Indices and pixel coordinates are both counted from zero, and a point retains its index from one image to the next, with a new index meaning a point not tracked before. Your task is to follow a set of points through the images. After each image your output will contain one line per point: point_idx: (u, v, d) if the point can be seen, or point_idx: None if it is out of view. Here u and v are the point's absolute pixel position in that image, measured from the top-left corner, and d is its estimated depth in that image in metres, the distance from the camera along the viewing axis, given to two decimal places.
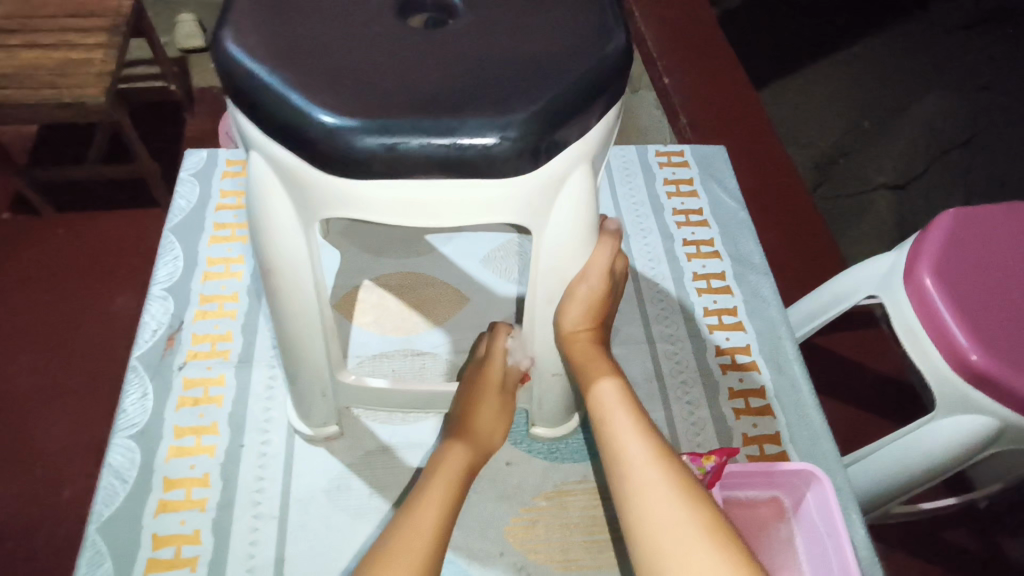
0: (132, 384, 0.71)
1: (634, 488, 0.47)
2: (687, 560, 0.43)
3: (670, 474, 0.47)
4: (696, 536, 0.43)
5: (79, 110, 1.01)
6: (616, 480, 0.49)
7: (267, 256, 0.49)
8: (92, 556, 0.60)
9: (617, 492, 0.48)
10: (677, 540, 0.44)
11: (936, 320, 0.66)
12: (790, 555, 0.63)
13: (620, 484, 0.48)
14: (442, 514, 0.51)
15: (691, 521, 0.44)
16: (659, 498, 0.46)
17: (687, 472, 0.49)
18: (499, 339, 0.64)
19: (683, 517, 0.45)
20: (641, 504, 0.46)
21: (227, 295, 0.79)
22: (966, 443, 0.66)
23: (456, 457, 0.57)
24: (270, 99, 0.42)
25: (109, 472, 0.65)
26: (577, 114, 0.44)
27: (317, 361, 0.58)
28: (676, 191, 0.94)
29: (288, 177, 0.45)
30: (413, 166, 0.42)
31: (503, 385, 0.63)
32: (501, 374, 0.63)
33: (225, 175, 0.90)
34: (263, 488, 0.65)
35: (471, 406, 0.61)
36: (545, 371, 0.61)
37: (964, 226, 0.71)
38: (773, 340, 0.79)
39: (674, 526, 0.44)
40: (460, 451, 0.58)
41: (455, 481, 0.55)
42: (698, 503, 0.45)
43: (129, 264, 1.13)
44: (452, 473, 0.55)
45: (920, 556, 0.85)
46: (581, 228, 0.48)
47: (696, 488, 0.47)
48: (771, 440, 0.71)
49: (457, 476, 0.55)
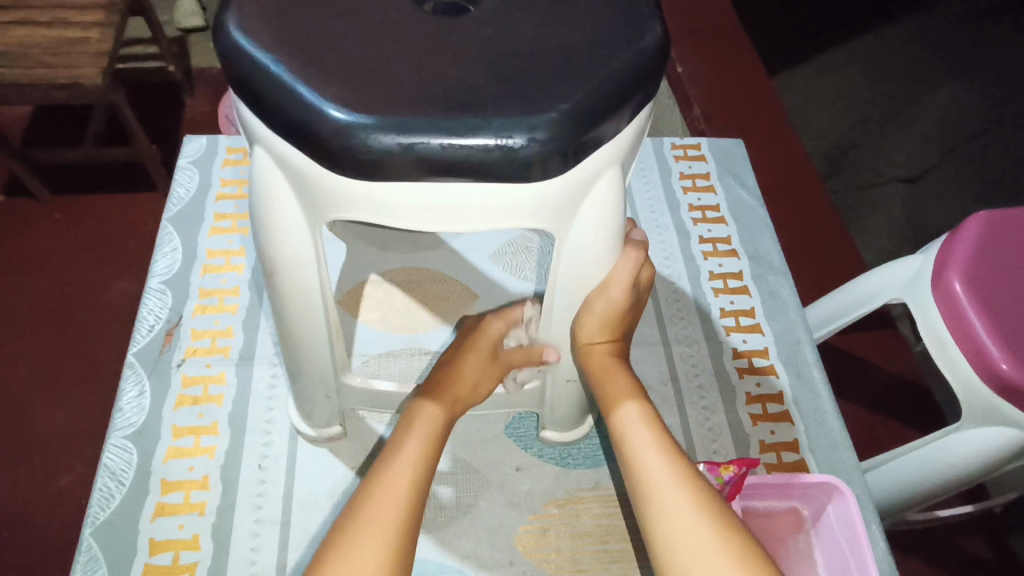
0: (129, 382, 0.68)
1: (657, 511, 0.45)
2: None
3: (696, 495, 0.45)
4: (723, 561, 0.42)
5: (75, 91, 0.98)
6: (637, 501, 0.47)
7: (272, 256, 0.46)
8: (87, 562, 0.58)
9: (638, 513, 0.46)
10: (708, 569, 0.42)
11: (966, 327, 0.63)
12: (809, 568, 0.61)
13: (642, 506, 0.46)
14: (410, 494, 0.47)
15: (719, 546, 0.43)
16: (687, 523, 0.44)
17: (713, 491, 0.46)
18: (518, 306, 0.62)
19: (710, 542, 0.43)
20: (666, 526, 0.44)
21: (228, 290, 0.76)
22: (990, 454, 0.64)
23: (422, 425, 0.51)
24: (276, 92, 0.39)
25: (105, 473, 0.62)
26: (609, 115, 0.41)
27: (321, 364, 0.55)
28: (693, 186, 0.91)
29: (295, 174, 0.42)
30: (430, 167, 0.39)
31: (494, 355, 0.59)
32: (500, 337, 0.60)
33: (224, 163, 0.86)
34: (264, 492, 0.63)
35: (457, 360, 0.58)
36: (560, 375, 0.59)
37: (997, 231, 0.68)
38: (791, 344, 0.76)
39: (703, 552, 0.42)
40: (426, 418, 0.52)
41: (422, 449, 0.50)
42: (726, 528, 0.44)
43: (127, 248, 1.10)
44: (422, 436, 0.51)
45: (936, 563, 0.83)
46: (606, 234, 0.46)
47: (722, 510, 0.45)
48: (790, 447, 0.69)
49: (425, 447, 0.50)
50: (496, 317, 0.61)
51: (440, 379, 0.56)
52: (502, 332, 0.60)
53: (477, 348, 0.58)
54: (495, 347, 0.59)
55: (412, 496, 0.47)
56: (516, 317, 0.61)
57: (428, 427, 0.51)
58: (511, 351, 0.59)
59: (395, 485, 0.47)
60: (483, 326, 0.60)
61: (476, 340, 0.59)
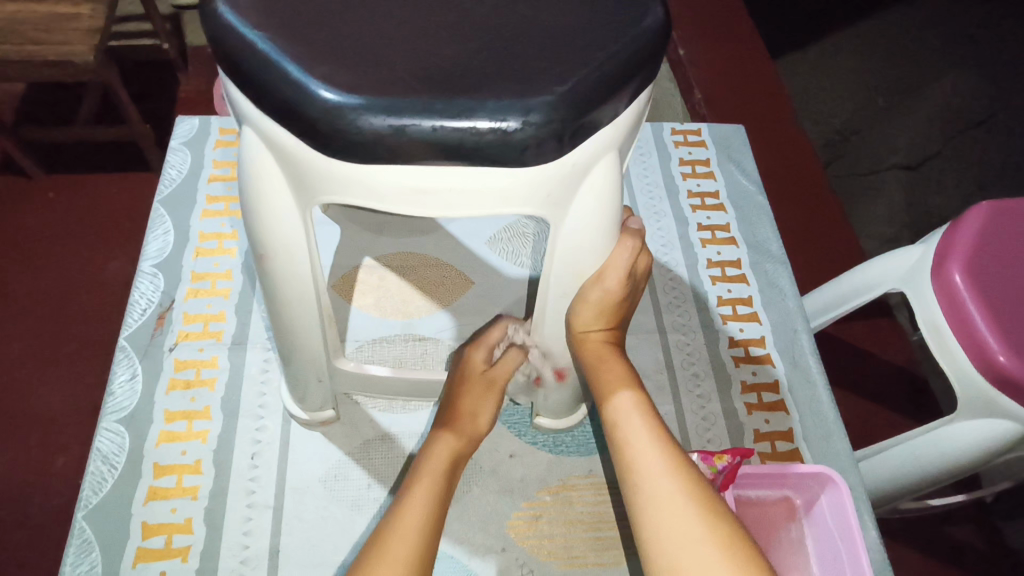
0: (120, 365, 0.68)
1: (647, 501, 0.45)
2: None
3: (687, 486, 0.45)
4: (712, 554, 0.41)
5: (66, 68, 0.96)
6: (629, 491, 0.47)
7: (262, 240, 0.45)
8: (80, 545, 0.58)
9: (629, 504, 0.46)
10: (696, 560, 0.41)
11: (964, 318, 0.63)
12: (800, 557, 0.61)
13: (633, 496, 0.46)
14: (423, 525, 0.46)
15: (709, 537, 0.42)
16: (676, 514, 0.43)
17: (705, 482, 0.46)
18: (492, 329, 0.60)
19: (700, 534, 0.42)
20: (656, 517, 0.44)
21: (221, 273, 0.75)
22: (985, 445, 0.64)
23: (436, 458, 0.52)
24: (265, 71, 0.38)
25: (97, 457, 0.62)
26: (607, 98, 0.40)
27: (313, 348, 0.55)
28: (692, 172, 0.89)
29: (284, 157, 0.41)
30: (422, 149, 0.38)
31: (485, 381, 0.58)
32: (486, 362, 0.59)
33: (217, 144, 0.85)
34: (257, 477, 0.62)
35: (452, 394, 0.57)
36: (545, 365, 0.58)
37: (1000, 220, 0.67)
38: (788, 333, 0.76)
39: (691, 544, 0.42)
40: (439, 452, 0.52)
41: (439, 478, 0.50)
42: (715, 517, 0.43)
43: (122, 229, 1.09)
44: (438, 467, 0.51)
45: (928, 551, 0.83)
46: (601, 221, 0.45)
47: (713, 499, 0.45)
48: (784, 437, 0.69)
49: (438, 478, 0.50)
50: (475, 347, 0.60)
51: (446, 411, 0.56)
52: (486, 357, 0.59)
53: (467, 381, 0.57)
54: (483, 375, 0.58)
55: (427, 526, 0.47)
56: (496, 339, 0.60)
57: (445, 458, 0.52)
58: (501, 370, 0.58)
59: (413, 514, 0.47)
60: (465, 359, 0.59)
61: (463, 375, 0.58)
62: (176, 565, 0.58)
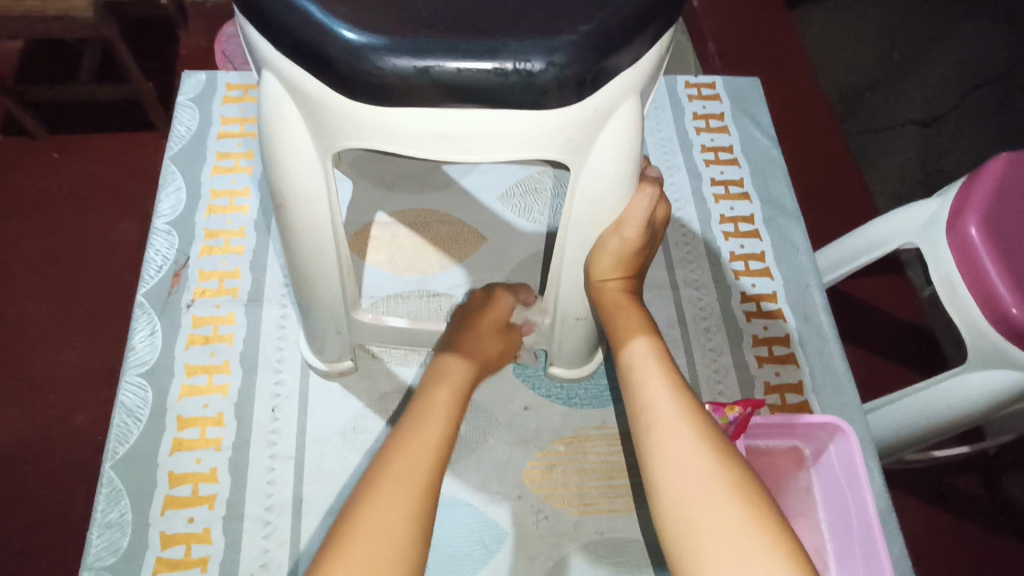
0: (139, 321, 0.69)
1: (658, 439, 0.45)
2: (711, 517, 0.41)
3: (699, 431, 0.45)
4: (721, 489, 0.42)
5: (68, 24, 0.96)
6: (640, 433, 0.47)
7: (282, 189, 0.45)
8: (109, 493, 0.60)
9: (640, 444, 0.47)
10: (704, 505, 0.42)
11: (978, 270, 0.63)
12: (807, 503, 0.63)
13: (644, 437, 0.46)
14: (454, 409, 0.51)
15: (719, 482, 0.42)
16: (687, 457, 0.44)
17: (715, 427, 0.46)
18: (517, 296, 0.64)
19: (709, 474, 0.43)
20: (668, 459, 0.44)
21: (234, 231, 0.75)
22: (995, 397, 0.64)
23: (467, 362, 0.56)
24: (282, 10, 0.37)
25: (121, 410, 0.63)
26: (631, 39, 0.39)
27: (333, 300, 0.55)
28: (706, 126, 0.88)
29: (304, 106, 0.41)
30: (445, 93, 0.38)
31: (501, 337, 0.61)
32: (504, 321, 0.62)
33: (225, 101, 0.84)
34: (278, 428, 0.64)
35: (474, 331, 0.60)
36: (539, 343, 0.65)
37: (1019, 172, 0.67)
38: (800, 288, 0.76)
39: (699, 482, 0.43)
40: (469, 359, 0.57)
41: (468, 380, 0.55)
42: (725, 464, 0.43)
43: (130, 188, 1.09)
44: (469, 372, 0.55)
45: (929, 501, 0.85)
46: (622, 169, 0.44)
47: (723, 446, 0.45)
48: (794, 389, 0.70)
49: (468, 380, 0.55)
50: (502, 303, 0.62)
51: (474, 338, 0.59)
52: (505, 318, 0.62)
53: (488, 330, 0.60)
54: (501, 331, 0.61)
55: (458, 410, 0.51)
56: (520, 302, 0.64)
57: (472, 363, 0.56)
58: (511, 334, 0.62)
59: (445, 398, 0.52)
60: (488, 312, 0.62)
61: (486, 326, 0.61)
62: (203, 512, 0.59)
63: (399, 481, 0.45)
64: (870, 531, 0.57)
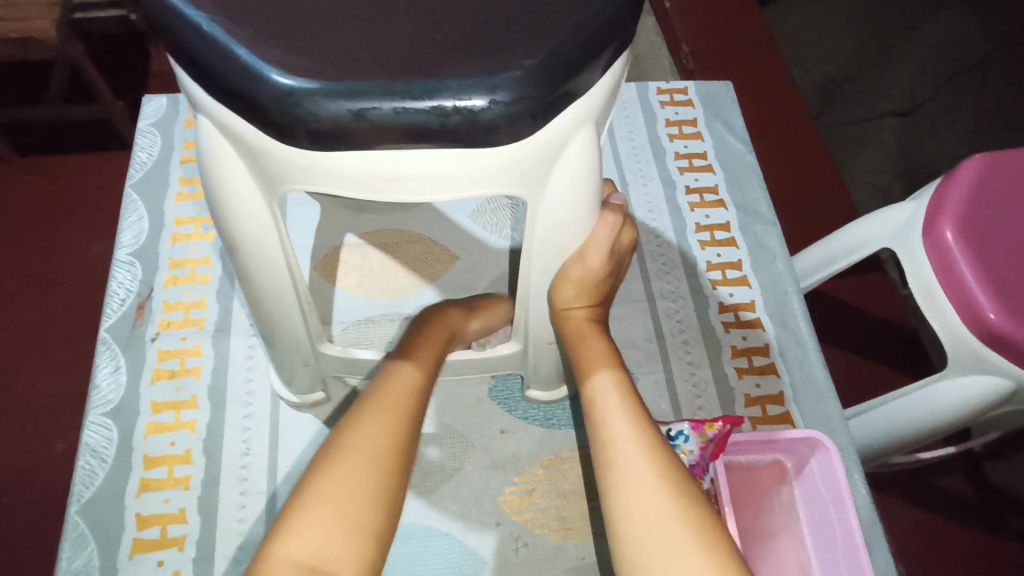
0: (103, 358, 0.67)
1: (620, 481, 0.43)
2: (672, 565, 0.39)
3: (663, 472, 0.43)
4: (677, 530, 0.41)
5: (31, 45, 0.94)
6: (601, 468, 0.45)
7: (231, 230, 0.44)
8: (75, 539, 0.58)
9: (599, 481, 0.45)
10: (666, 556, 0.40)
11: (954, 276, 0.62)
12: (791, 518, 0.62)
13: (605, 473, 0.45)
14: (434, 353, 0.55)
15: (682, 530, 0.41)
16: (649, 502, 0.42)
17: (681, 466, 0.45)
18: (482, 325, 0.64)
19: (671, 521, 0.41)
20: (630, 503, 0.42)
21: (199, 260, 0.74)
22: (976, 402, 0.63)
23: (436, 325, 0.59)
24: (212, 53, 0.36)
25: (86, 451, 0.62)
26: (581, 68, 0.37)
27: (295, 335, 0.54)
28: (679, 133, 0.87)
29: (245, 146, 0.39)
30: (384, 133, 0.36)
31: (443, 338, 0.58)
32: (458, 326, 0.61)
33: (187, 125, 0.82)
34: (248, 464, 0.62)
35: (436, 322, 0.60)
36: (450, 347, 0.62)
37: (992, 174, 0.66)
38: (778, 295, 0.75)
39: (662, 528, 0.41)
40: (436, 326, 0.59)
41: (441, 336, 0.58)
42: (689, 510, 0.42)
43: (101, 210, 1.07)
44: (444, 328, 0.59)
45: (917, 502, 0.85)
46: (581, 196, 0.43)
47: (688, 489, 0.43)
48: (774, 400, 0.69)
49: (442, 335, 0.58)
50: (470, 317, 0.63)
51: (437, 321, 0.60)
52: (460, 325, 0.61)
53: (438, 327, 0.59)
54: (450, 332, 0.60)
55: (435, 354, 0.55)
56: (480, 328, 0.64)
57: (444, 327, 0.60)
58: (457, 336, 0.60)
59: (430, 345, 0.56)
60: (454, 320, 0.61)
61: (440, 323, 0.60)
62: (173, 554, 0.58)
63: (387, 400, 0.48)
64: (854, 547, 0.56)
